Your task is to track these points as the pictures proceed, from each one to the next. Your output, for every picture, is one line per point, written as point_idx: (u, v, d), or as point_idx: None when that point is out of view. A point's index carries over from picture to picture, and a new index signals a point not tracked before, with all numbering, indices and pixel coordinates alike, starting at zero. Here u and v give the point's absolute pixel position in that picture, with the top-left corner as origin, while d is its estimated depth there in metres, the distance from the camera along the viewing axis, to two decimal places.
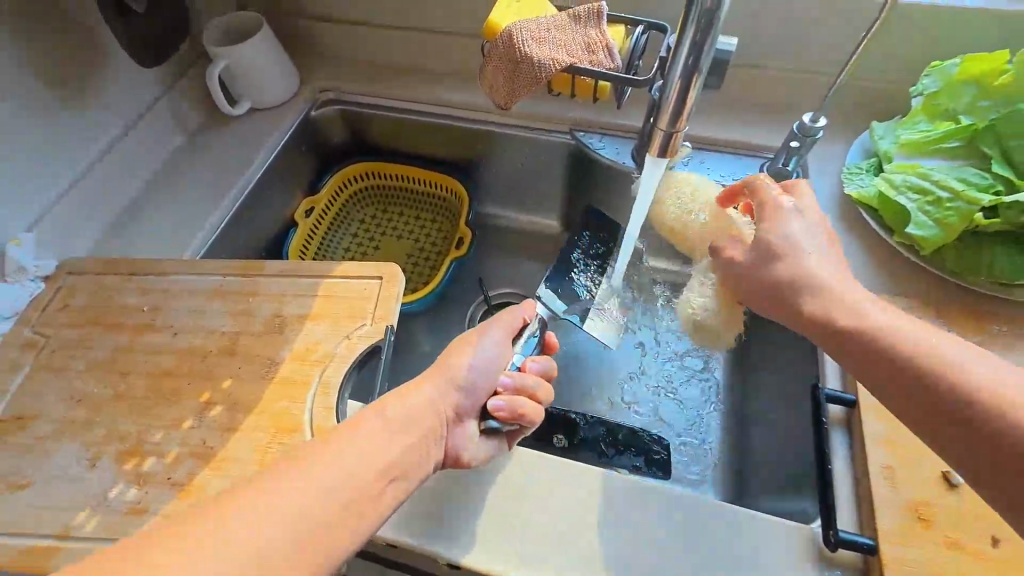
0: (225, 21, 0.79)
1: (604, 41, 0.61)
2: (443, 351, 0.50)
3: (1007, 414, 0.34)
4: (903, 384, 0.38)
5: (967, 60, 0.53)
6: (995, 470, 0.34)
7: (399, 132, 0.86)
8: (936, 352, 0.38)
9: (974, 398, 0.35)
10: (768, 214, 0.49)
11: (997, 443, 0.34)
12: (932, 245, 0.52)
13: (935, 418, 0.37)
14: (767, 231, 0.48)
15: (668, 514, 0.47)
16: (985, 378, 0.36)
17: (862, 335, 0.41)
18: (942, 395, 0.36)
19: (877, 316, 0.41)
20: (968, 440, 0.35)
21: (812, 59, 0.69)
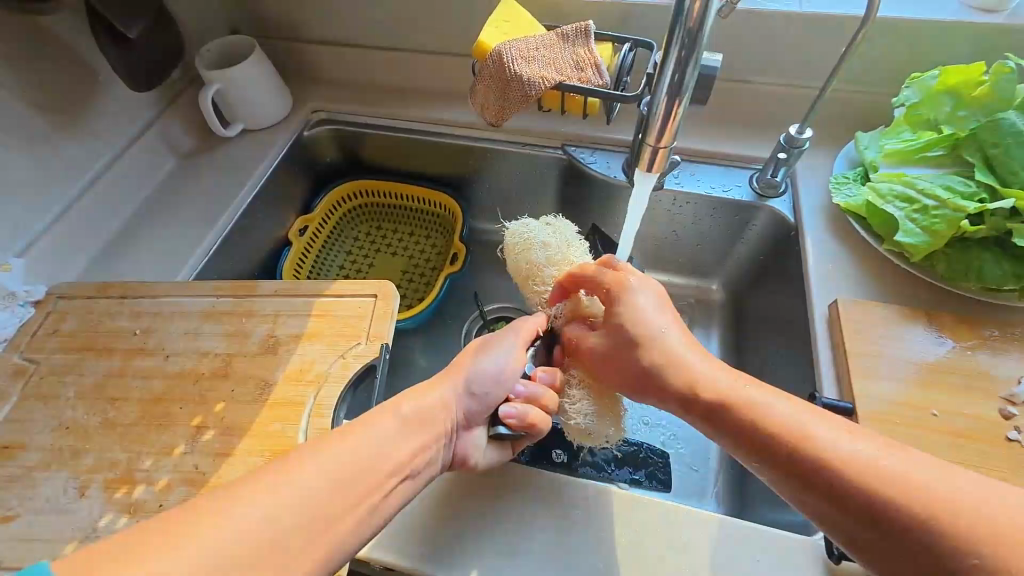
0: (221, 45, 0.80)
1: (592, 58, 0.62)
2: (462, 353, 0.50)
3: (879, 494, 0.34)
4: (791, 472, 0.37)
5: (946, 72, 0.54)
6: (875, 543, 0.34)
7: (392, 150, 0.87)
8: (845, 454, 0.36)
9: (852, 481, 0.35)
10: (621, 312, 0.50)
11: (877, 522, 0.34)
12: (921, 253, 0.52)
13: (816, 499, 0.36)
14: (626, 330, 0.48)
15: (673, 531, 0.47)
16: (879, 459, 0.35)
17: (735, 415, 0.41)
18: (826, 476, 0.36)
19: (753, 396, 0.41)
20: (862, 520, 0.34)
21: (795, 72, 0.70)
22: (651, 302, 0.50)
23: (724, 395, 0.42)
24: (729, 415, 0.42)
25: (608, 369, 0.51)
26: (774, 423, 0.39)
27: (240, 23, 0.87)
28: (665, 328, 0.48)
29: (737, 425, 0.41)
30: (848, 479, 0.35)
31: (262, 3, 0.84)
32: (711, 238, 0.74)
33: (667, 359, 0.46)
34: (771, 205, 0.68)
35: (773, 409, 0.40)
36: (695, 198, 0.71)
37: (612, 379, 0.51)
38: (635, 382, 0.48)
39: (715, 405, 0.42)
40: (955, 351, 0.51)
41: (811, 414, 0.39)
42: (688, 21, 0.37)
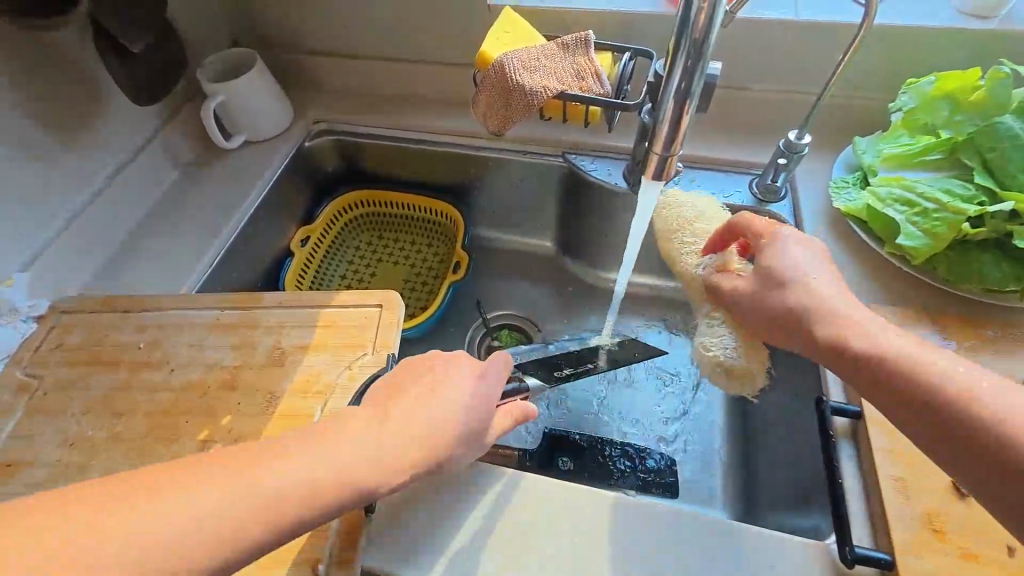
0: (223, 57, 0.80)
1: (593, 67, 0.63)
2: (454, 353, 0.44)
3: (967, 413, 0.36)
4: (894, 393, 0.40)
5: (940, 78, 0.56)
6: (975, 461, 0.36)
7: (393, 159, 0.87)
8: (960, 376, 0.38)
9: (949, 403, 0.37)
10: (771, 260, 0.51)
11: (972, 447, 0.36)
12: (922, 255, 0.53)
13: (914, 418, 0.39)
14: (777, 272, 0.50)
15: (687, 540, 0.47)
16: (984, 386, 0.37)
17: (841, 344, 0.44)
18: (926, 394, 0.38)
19: (869, 328, 0.44)
20: (961, 439, 0.36)
21: (793, 77, 0.71)
22: (801, 253, 0.50)
23: (845, 322, 0.45)
24: (854, 356, 0.43)
25: (745, 312, 0.55)
26: (896, 351, 0.41)
27: (241, 35, 0.88)
28: (818, 274, 0.48)
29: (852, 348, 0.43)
30: (950, 401, 0.37)
31: (263, 16, 0.84)
32: None
33: (807, 295, 0.47)
34: (772, 210, 0.68)
35: (887, 337, 0.42)
36: (696, 204, 0.71)
37: (746, 318, 0.54)
38: (768, 322, 0.51)
39: (830, 336, 0.45)
40: (958, 353, 0.52)
41: (918, 341, 0.42)
42: (694, 31, 0.38)
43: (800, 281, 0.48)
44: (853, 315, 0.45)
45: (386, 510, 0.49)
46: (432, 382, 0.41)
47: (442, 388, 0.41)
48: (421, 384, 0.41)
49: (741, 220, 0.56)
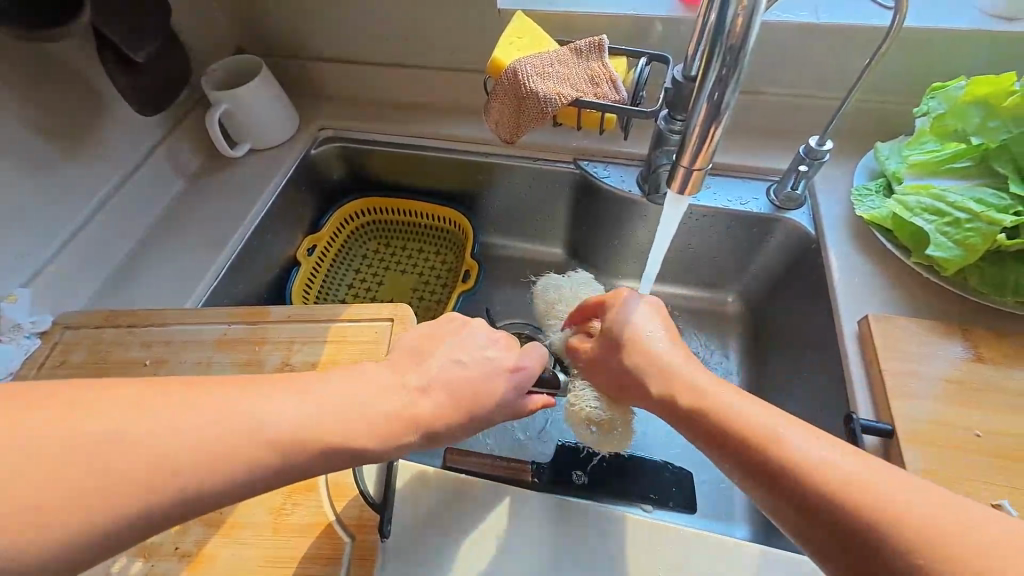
0: (228, 64, 0.79)
1: (607, 74, 0.61)
2: (495, 330, 0.44)
3: (849, 504, 0.31)
4: (729, 453, 0.37)
5: (973, 83, 0.54)
6: (824, 539, 0.32)
7: (400, 167, 0.86)
8: (848, 476, 0.32)
9: (797, 475, 0.33)
10: (615, 324, 0.50)
11: (842, 539, 0.31)
12: (955, 266, 0.51)
13: (756, 484, 0.35)
14: (624, 339, 0.48)
15: (713, 560, 0.46)
16: (845, 474, 0.32)
17: (692, 418, 0.40)
18: (763, 461, 0.35)
19: (715, 397, 0.40)
20: (806, 511, 0.33)
21: (812, 82, 0.69)
22: (645, 314, 0.49)
23: (715, 404, 0.39)
24: (743, 453, 0.36)
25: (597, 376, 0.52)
26: (772, 448, 0.35)
27: (245, 42, 0.87)
28: (660, 349, 0.46)
29: (729, 446, 0.37)
30: (801, 474, 0.33)
31: (267, 21, 0.83)
32: (728, 251, 0.73)
33: (643, 359, 0.46)
34: (790, 218, 0.67)
35: (730, 409, 0.39)
36: (713, 211, 0.69)
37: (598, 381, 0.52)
38: (621, 385, 0.49)
39: (676, 408, 0.42)
40: (994, 369, 0.50)
41: (793, 426, 0.36)
42: (730, 39, 0.37)
43: (638, 345, 0.47)
44: (729, 401, 0.39)
45: (401, 508, 0.49)
46: (464, 350, 0.41)
47: (465, 359, 0.41)
48: (459, 349, 0.41)
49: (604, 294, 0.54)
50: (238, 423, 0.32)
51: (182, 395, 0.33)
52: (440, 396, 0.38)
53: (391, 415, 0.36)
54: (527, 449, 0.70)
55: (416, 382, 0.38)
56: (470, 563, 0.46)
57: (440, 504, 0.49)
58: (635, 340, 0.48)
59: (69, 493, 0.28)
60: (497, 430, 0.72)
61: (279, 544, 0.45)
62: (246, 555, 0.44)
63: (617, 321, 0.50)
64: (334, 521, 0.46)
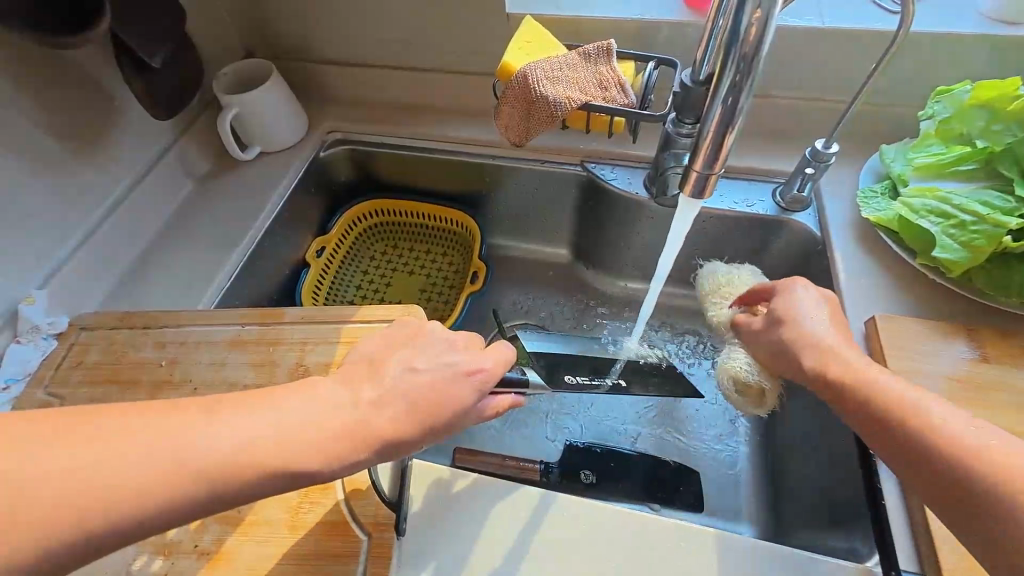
0: (238, 68, 0.80)
1: (616, 78, 0.62)
2: (452, 334, 0.41)
3: (959, 453, 0.34)
4: (852, 407, 0.41)
5: (977, 87, 0.55)
6: (924, 481, 0.36)
7: (408, 169, 0.86)
8: (986, 446, 0.34)
9: (910, 428, 0.37)
10: (782, 302, 0.51)
11: (944, 483, 0.35)
12: (960, 268, 0.52)
13: (871, 433, 0.39)
14: (787, 317, 0.49)
15: (721, 558, 0.46)
16: (959, 433, 0.35)
17: (828, 378, 0.44)
18: (885, 415, 0.39)
19: (851, 361, 0.43)
20: (914, 462, 0.36)
21: (819, 85, 0.70)
22: (812, 299, 0.50)
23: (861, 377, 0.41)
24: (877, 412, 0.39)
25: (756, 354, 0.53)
26: (910, 412, 0.38)
27: (254, 46, 0.87)
28: (819, 328, 0.47)
29: (865, 405, 0.40)
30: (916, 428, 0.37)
31: (276, 25, 0.84)
32: (734, 252, 0.74)
33: (803, 336, 0.47)
34: (796, 220, 0.67)
35: (880, 381, 0.41)
36: (720, 213, 0.70)
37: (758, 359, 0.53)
38: (778, 360, 0.49)
39: (812, 369, 0.45)
40: (999, 369, 0.50)
41: (915, 388, 0.39)
42: (742, 46, 0.37)
43: (789, 319, 0.49)
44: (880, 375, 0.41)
45: (414, 506, 0.49)
46: (449, 352, 0.40)
47: (454, 359, 0.40)
48: (440, 350, 0.40)
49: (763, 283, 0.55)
50: (262, 422, 0.33)
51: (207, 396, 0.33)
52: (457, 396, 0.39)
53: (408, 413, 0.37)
54: (535, 449, 0.71)
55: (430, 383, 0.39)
56: (482, 561, 0.47)
57: (453, 502, 0.50)
58: (790, 315, 0.49)
59: (99, 490, 0.29)
60: (506, 430, 0.73)
61: (295, 542, 0.46)
62: (263, 553, 0.45)
63: (783, 301, 0.50)
64: (349, 519, 0.47)
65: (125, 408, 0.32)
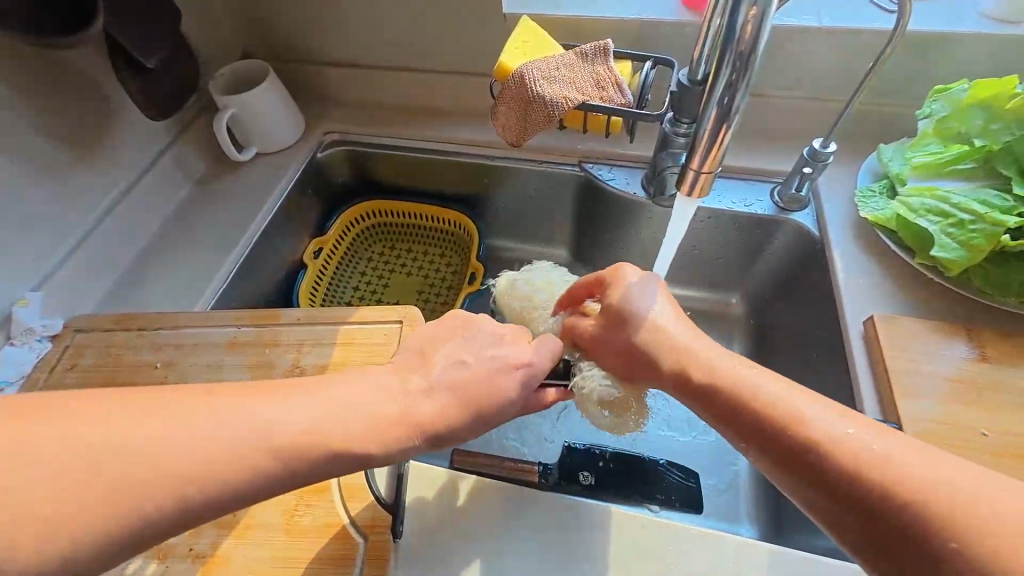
0: (235, 69, 0.80)
1: (613, 77, 0.62)
2: (501, 328, 0.44)
3: (859, 471, 0.32)
4: (740, 429, 0.37)
5: (975, 86, 0.55)
6: (823, 503, 0.33)
7: (406, 169, 0.86)
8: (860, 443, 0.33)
9: (808, 444, 0.34)
10: (614, 300, 0.49)
11: (849, 506, 0.32)
12: (959, 267, 0.52)
13: (775, 461, 0.35)
14: (624, 315, 0.48)
15: (724, 560, 0.46)
16: (859, 448, 0.32)
17: (709, 394, 0.40)
18: (781, 436, 0.35)
19: (727, 369, 0.40)
20: (817, 484, 0.33)
21: (817, 84, 0.70)
22: (641, 286, 0.49)
23: (730, 382, 0.39)
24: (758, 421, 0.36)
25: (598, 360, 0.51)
26: (789, 418, 0.35)
27: (252, 47, 0.87)
28: (663, 320, 0.46)
29: (741, 416, 0.38)
30: (816, 444, 0.34)
31: (274, 26, 0.83)
32: (733, 252, 0.73)
33: (652, 337, 0.46)
34: (794, 220, 0.67)
35: (754, 386, 0.38)
36: (718, 213, 0.70)
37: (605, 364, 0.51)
38: (632, 365, 0.48)
39: (689, 381, 0.42)
40: (999, 369, 0.50)
41: (805, 397, 0.37)
42: (740, 44, 0.37)
43: (645, 324, 0.47)
44: (745, 375, 0.39)
45: (413, 508, 0.49)
46: (467, 350, 0.41)
47: (472, 358, 0.41)
48: (459, 348, 0.41)
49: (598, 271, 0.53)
50: (259, 425, 0.33)
51: (202, 402, 0.33)
52: (454, 398, 0.39)
53: (406, 415, 0.37)
54: (533, 450, 0.71)
55: (428, 384, 0.39)
56: (482, 564, 0.47)
57: (451, 504, 0.49)
58: (632, 319, 0.47)
59: (93, 496, 0.28)
60: (504, 431, 0.72)
61: (292, 545, 0.45)
62: (259, 557, 0.45)
63: (615, 300, 0.49)
64: (347, 522, 0.46)
65: (121, 413, 0.31)
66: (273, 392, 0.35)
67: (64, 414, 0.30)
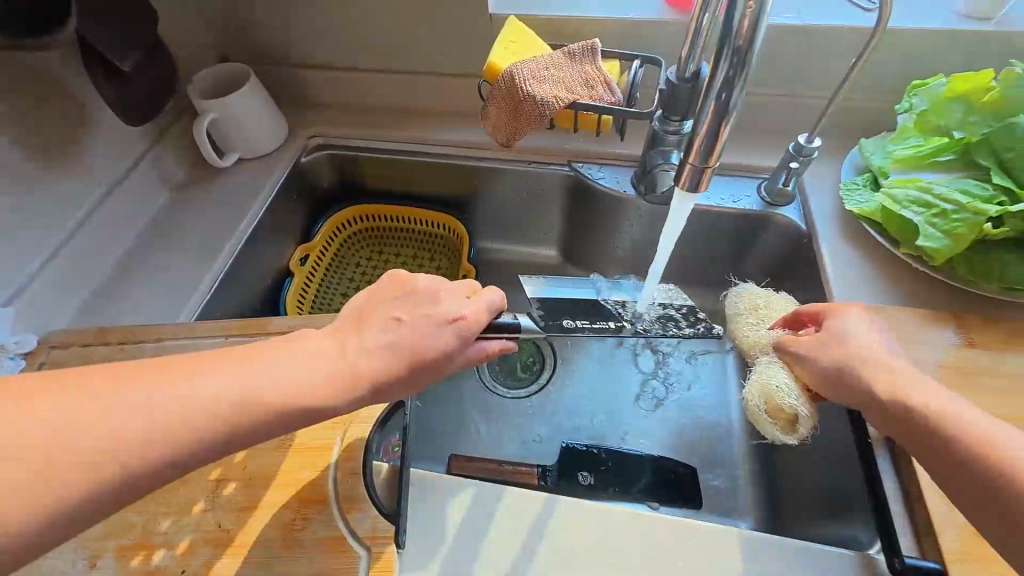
0: (215, 73, 0.78)
1: (602, 76, 0.62)
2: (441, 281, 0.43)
3: None
4: (917, 438, 0.40)
5: (951, 81, 0.56)
6: (994, 516, 0.35)
7: (393, 173, 0.85)
8: None
9: None
10: (828, 318, 0.49)
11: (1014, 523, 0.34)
12: (944, 256, 0.53)
13: (948, 472, 0.38)
14: (834, 333, 0.48)
15: (729, 554, 0.46)
16: None
17: (924, 434, 0.39)
18: (960, 452, 0.37)
19: (928, 396, 0.41)
20: (992, 503, 0.35)
21: (799, 82, 0.71)
22: (863, 321, 0.48)
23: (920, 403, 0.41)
24: (936, 435, 0.39)
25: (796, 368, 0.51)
26: (975, 440, 0.37)
27: (231, 49, 0.85)
28: (868, 341, 0.46)
29: (929, 433, 0.39)
30: None
31: (255, 29, 0.81)
32: (724, 248, 0.74)
33: (857, 357, 0.45)
34: (783, 214, 0.68)
35: (950, 409, 0.39)
36: (708, 209, 0.71)
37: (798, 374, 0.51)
38: (826, 380, 0.47)
39: (884, 400, 0.42)
40: (984, 354, 0.52)
41: (1000, 425, 0.38)
42: (736, 39, 0.37)
43: (851, 346, 0.46)
44: (938, 399, 0.40)
45: (414, 518, 0.48)
46: (399, 306, 0.40)
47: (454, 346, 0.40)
48: (390, 305, 0.40)
49: (813, 306, 0.52)
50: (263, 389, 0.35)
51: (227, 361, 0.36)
52: None
53: None
54: (532, 453, 0.70)
55: None
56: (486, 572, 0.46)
57: (454, 512, 0.48)
58: (843, 340, 0.47)
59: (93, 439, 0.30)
60: (502, 434, 0.72)
61: (289, 562, 0.44)
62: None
63: (830, 318, 0.49)
64: (346, 534, 0.45)
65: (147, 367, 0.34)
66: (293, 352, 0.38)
67: (117, 397, 0.32)
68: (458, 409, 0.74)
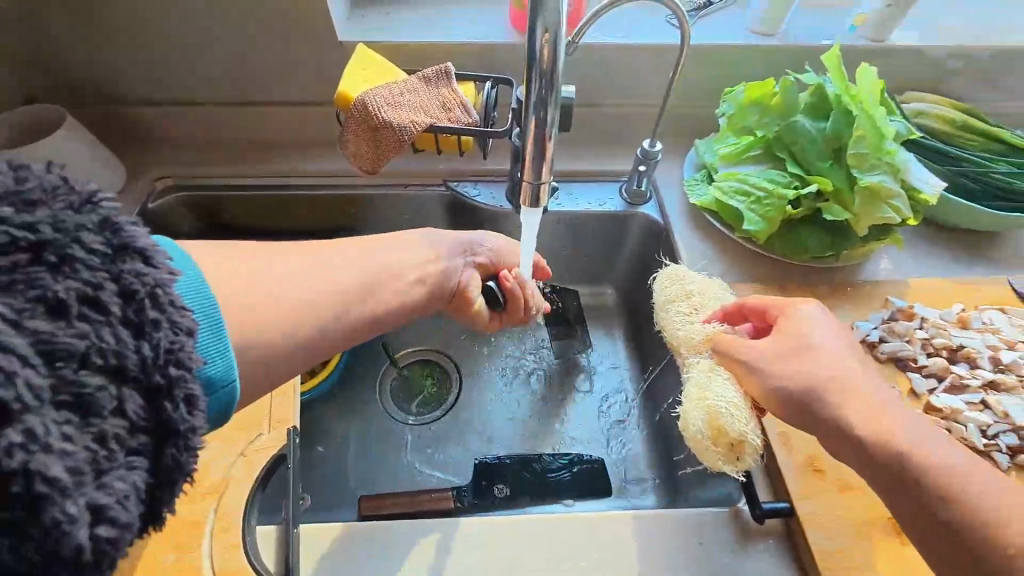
0: (19, 116, 0.67)
1: (457, 98, 0.63)
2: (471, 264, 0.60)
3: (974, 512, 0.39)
4: (874, 452, 0.42)
5: (748, 88, 0.66)
6: (925, 522, 0.40)
7: (260, 210, 0.79)
8: (974, 488, 0.39)
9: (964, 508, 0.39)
10: (791, 325, 0.49)
11: (938, 527, 0.40)
12: (764, 236, 0.62)
13: (894, 485, 0.41)
14: (802, 344, 0.47)
15: (621, 537, 0.49)
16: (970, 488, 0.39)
17: (879, 450, 0.42)
18: (906, 467, 0.41)
19: (882, 414, 0.43)
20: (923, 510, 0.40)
21: (639, 94, 0.79)
22: (821, 327, 0.49)
23: (874, 420, 0.43)
24: (888, 452, 0.42)
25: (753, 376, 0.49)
26: (920, 456, 0.41)
27: (42, 89, 0.74)
28: (829, 351, 0.47)
29: (888, 451, 0.42)
30: (964, 515, 0.39)
31: (72, 64, 0.72)
32: (598, 249, 0.80)
33: (823, 370, 0.45)
34: (642, 212, 0.75)
35: (896, 425, 0.43)
36: (578, 215, 0.76)
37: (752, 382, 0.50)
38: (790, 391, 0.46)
39: (844, 414, 0.44)
40: None
41: (935, 438, 0.42)
42: (541, 63, 0.41)
43: (815, 358, 0.46)
44: (887, 415, 0.43)
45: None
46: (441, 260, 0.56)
47: None
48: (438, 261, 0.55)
49: (769, 301, 0.52)
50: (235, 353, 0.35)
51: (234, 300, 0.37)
52: None
53: None
54: (446, 478, 0.69)
55: None
56: None
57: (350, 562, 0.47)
58: (808, 353, 0.47)
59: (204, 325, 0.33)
60: (411, 465, 0.70)
61: None
62: None
63: (795, 325, 0.49)
64: None
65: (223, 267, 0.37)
66: (236, 303, 0.36)
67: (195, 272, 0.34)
68: (361, 448, 0.71)
